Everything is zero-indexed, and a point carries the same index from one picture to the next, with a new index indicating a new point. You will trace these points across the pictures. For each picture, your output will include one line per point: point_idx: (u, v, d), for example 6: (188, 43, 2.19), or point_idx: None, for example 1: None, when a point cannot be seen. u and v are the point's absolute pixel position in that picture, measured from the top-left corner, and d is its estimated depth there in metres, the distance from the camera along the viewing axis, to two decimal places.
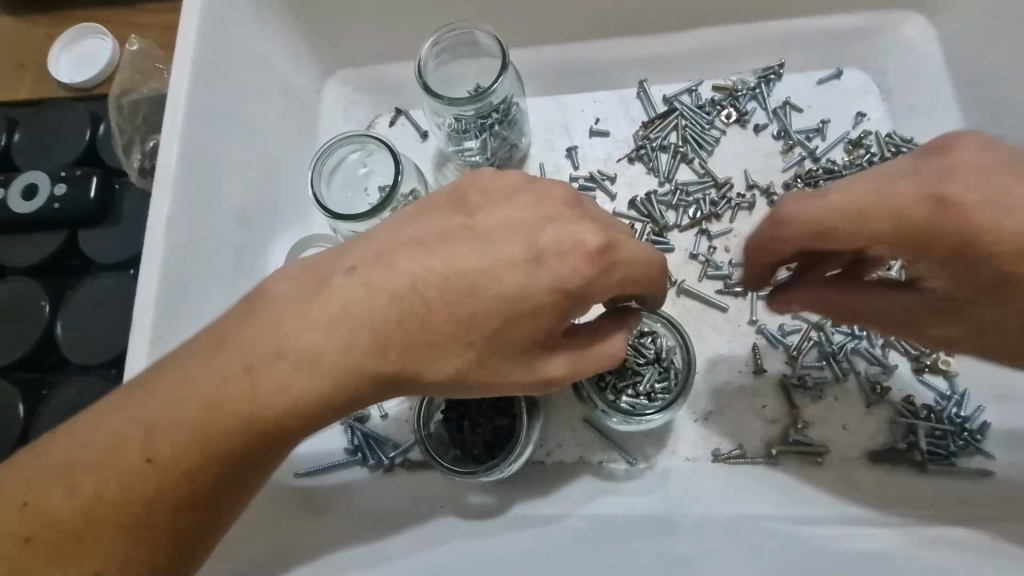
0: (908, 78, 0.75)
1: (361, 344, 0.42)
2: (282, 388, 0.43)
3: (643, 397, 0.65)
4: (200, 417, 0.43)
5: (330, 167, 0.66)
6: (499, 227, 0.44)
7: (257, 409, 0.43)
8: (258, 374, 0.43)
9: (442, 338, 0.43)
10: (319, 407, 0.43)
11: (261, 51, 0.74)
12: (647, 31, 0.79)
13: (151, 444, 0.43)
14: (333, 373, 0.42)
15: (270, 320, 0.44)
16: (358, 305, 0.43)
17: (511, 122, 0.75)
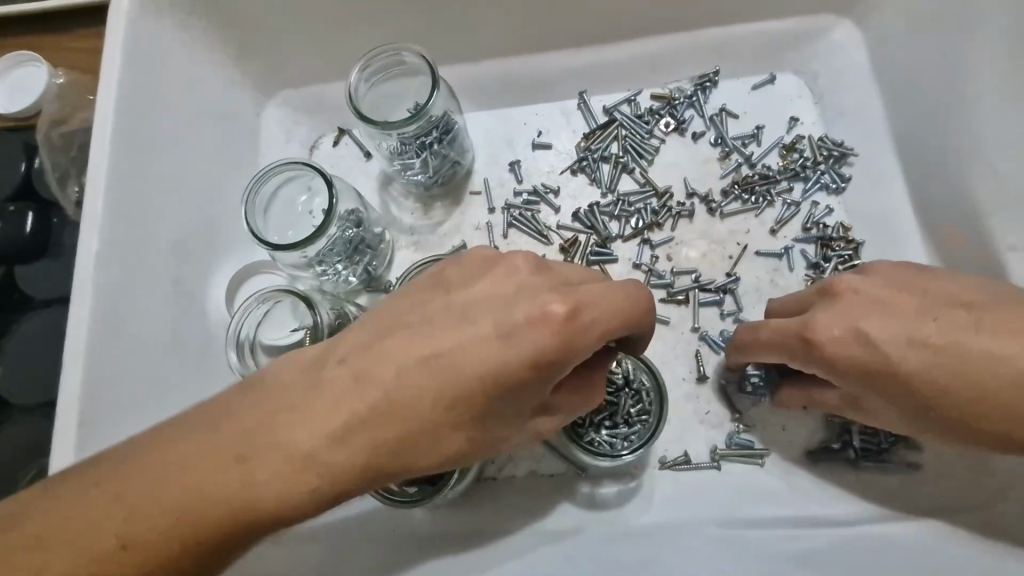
0: (838, 82, 0.76)
1: (368, 431, 0.42)
2: (282, 478, 0.41)
3: (622, 427, 0.63)
4: (188, 513, 0.39)
5: (266, 195, 0.64)
6: (478, 301, 0.44)
7: (254, 503, 0.40)
8: (256, 463, 0.40)
9: (443, 419, 0.43)
10: (319, 496, 0.42)
11: (193, 77, 0.73)
12: (583, 43, 0.79)
13: (128, 531, 0.39)
14: (335, 462, 0.41)
15: (271, 407, 0.42)
16: (359, 390, 0.42)
17: (450, 140, 0.75)
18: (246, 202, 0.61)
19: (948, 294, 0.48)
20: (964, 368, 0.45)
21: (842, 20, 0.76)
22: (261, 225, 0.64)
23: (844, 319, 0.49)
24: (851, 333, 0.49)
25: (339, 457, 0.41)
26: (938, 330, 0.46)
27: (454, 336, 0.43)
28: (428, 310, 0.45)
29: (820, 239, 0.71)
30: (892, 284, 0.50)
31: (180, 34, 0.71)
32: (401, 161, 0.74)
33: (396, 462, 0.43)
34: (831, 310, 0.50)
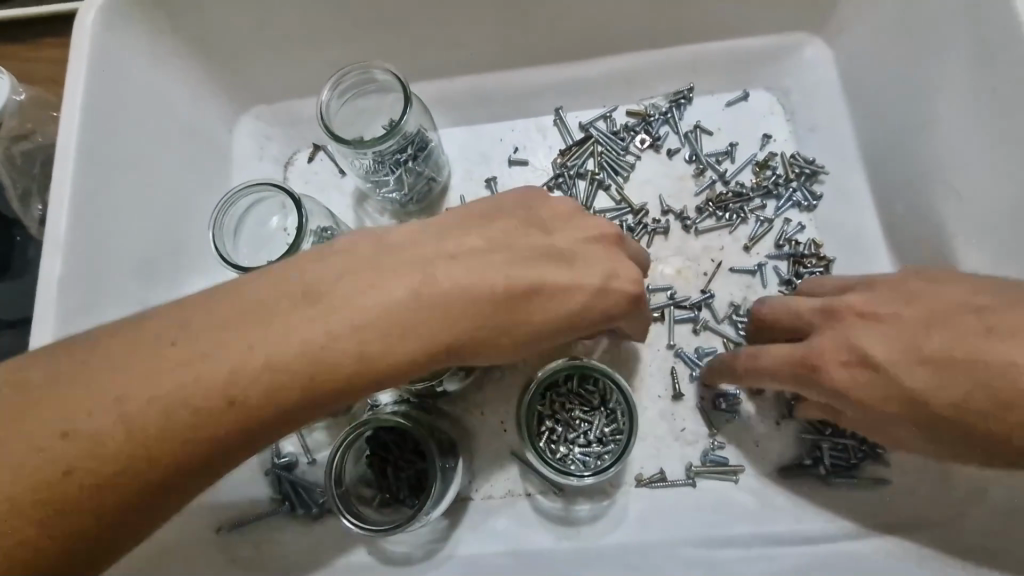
0: (810, 99, 0.77)
1: (352, 343, 0.45)
2: (263, 376, 0.42)
3: (596, 445, 0.62)
4: (173, 397, 0.41)
5: (233, 220, 0.64)
6: (485, 247, 0.52)
7: (272, 366, 0.43)
8: (241, 359, 0.42)
9: (419, 340, 0.47)
10: (291, 404, 0.44)
11: (161, 94, 0.71)
12: (559, 60, 0.79)
13: (179, 380, 0.41)
14: (314, 367, 0.44)
15: (261, 306, 0.44)
16: (350, 301, 0.45)
17: (425, 157, 0.74)
18: (213, 229, 0.61)
19: (950, 303, 0.49)
20: (971, 378, 0.46)
21: (813, 38, 0.77)
22: (231, 250, 0.63)
23: (842, 340, 0.52)
24: (853, 353, 0.51)
25: (318, 366, 0.44)
26: (943, 341, 0.47)
27: (450, 272, 0.49)
28: (425, 248, 0.51)
29: (792, 256, 0.72)
30: (899, 298, 0.52)
31: (146, 49, 0.70)
32: (376, 178, 0.74)
33: (368, 379, 0.46)
34: (834, 334, 0.53)
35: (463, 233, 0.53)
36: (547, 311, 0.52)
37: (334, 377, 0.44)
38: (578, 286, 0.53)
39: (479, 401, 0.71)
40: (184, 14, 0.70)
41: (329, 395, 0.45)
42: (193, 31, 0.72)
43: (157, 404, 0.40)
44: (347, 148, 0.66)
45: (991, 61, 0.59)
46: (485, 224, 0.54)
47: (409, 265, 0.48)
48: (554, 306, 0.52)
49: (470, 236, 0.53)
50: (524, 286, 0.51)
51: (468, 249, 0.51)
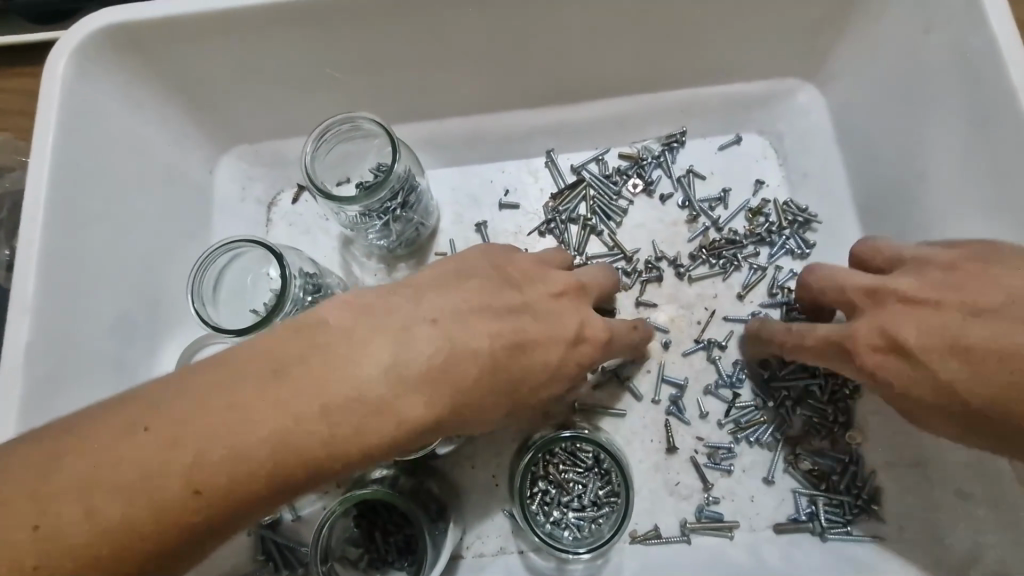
0: (802, 145, 0.77)
1: (220, 464, 0.40)
2: (113, 515, 0.38)
3: (590, 508, 0.61)
4: (12, 550, 0.37)
5: (217, 268, 0.62)
6: (400, 318, 0.48)
7: (197, 476, 0.40)
8: (88, 501, 0.38)
9: (302, 451, 0.42)
10: (155, 539, 0.40)
11: (137, 138, 0.69)
12: (550, 102, 0.78)
13: (96, 488, 0.38)
14: (175, 495, 0.39)
15: (126, 425, 0.40)
16: (220, 415, 0.41)
17: (413, 204, 0.72)
18: (192, 297, 0.59)
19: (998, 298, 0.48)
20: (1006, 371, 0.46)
21: (806, 84, 0.77)
22: (211, 312, 0.61)
23: (876, 326, 0.52)
24: (884, 339, 0.52)
25: (183, 492, 0.39)
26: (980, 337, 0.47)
27: (349, 357, 0.45)
28: (315, 336, 0.46)
29: (786, 305, 0.72)
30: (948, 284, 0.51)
31: (122, 92, 0.67)
32: (363, 226, 0.71)
33: (237, 501, 0.41)
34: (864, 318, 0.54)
35: (415, 291, 0.52)
36: (521, 368, 0.53)
37: (201, 499, 0.40)
38: (555, 340, 0.55)
39: (470, 455, 0.69)
40: (162, 59, 0.68)
41: (212, 519, 0.41)
42: (172, 72, 0.69)
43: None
44: (334, 201, 0.64)
45: (986, 125, 0.59)
46: (444, 286, 0.52)
47: (378, 341, 0.46)
48: (535, 362, 0.54)
49: (379, 309, 0.49)
50: (468, 355, 0.49)
51: (426, 315, 0.49)
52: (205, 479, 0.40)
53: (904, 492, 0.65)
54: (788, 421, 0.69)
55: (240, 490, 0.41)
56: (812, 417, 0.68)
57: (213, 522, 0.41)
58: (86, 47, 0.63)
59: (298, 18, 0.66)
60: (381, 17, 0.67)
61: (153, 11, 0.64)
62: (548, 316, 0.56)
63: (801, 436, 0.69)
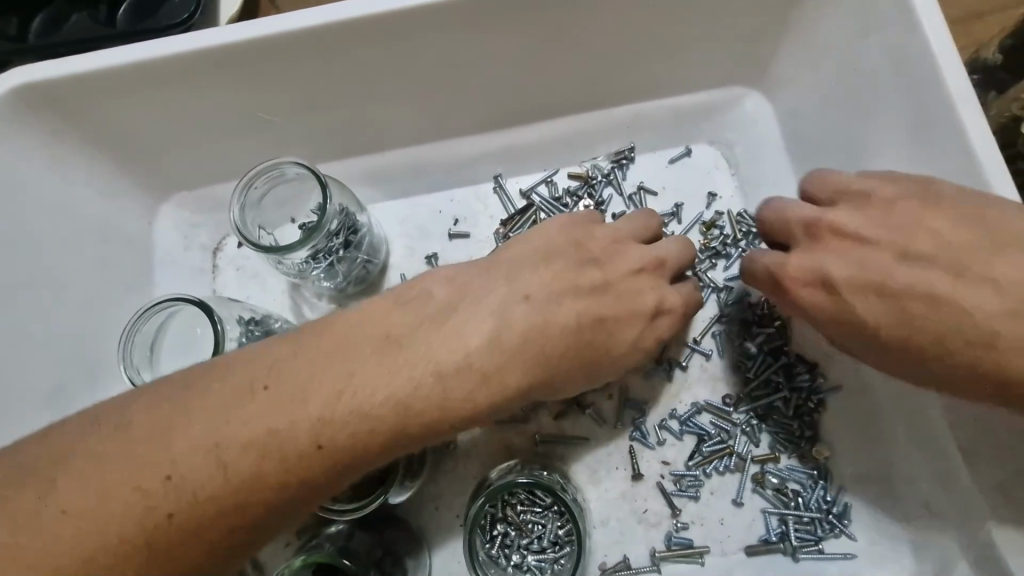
0: (753, 152, 0.75)
1: (343, 420, 0.43)
2: (249, 464, 0.41)
3: (551, 549, 0.59)
4: (181, 480, 0.40)
5: (156, 324, 0.61)
6: (497, 295, 0.52)
7: (326, 432, 0.43)
8: (233, 449, 0.41)
9: (417, 408, 0.46)
10: (277, 491, 0.42)
11: (67, 199, 0.67)
12: (494, 126, 0.76)
13: (231, 443, 0.41)
14: (302, 449, 0.43)
15: (248, 385, 0.43)
16: (344, 379, 0.44)
17: (358, 242, 0.71)
18: (123, 364, 0.58)
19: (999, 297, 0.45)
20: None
21: (753, 91, 0.75)
22: (149, 378, 0.59)
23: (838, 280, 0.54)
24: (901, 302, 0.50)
25: (309, 446, 0.43)
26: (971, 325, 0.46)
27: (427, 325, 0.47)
28: (422, 307, 0.49)
29: (748, 319, 0.70)
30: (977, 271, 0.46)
31: (45, 154, 0.65)
32: (306, 271, 0.70)
33: (358, 455, 0.44)
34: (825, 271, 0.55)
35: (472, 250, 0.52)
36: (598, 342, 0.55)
37: (325, 453, 0.43)
38: (628, 315, 0.57)
39: (433, 496, 0.67)
40: (84, 117, 0.66)
41: (329, 472, 0.44)
42: (96, 126, 0.67)
43: (131, 514, 0.40)
44: (264, 250, 0.62)
45: (928, 133, 0.58)
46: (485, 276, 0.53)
47: (482, 312, 0.50)
48: (617, 338, 0.56)
49: (472, 290, 0.52)
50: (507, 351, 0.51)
51: (518, 293, 0.52)
52: (328, 436, 0.43)
53: (874, 506, 0.64)
54: (755, 439, 0.67)
55: (359, 446, 0.44)
56: (779, 433, 0.67)
57: (321, 479, 0.44)
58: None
59: (218, 65, 0.64)
60: (306, 58, 0.65)
61: (64, 69, 0.62)
62: (627, 295, 0.57)
63: (768, 454, 0.67)
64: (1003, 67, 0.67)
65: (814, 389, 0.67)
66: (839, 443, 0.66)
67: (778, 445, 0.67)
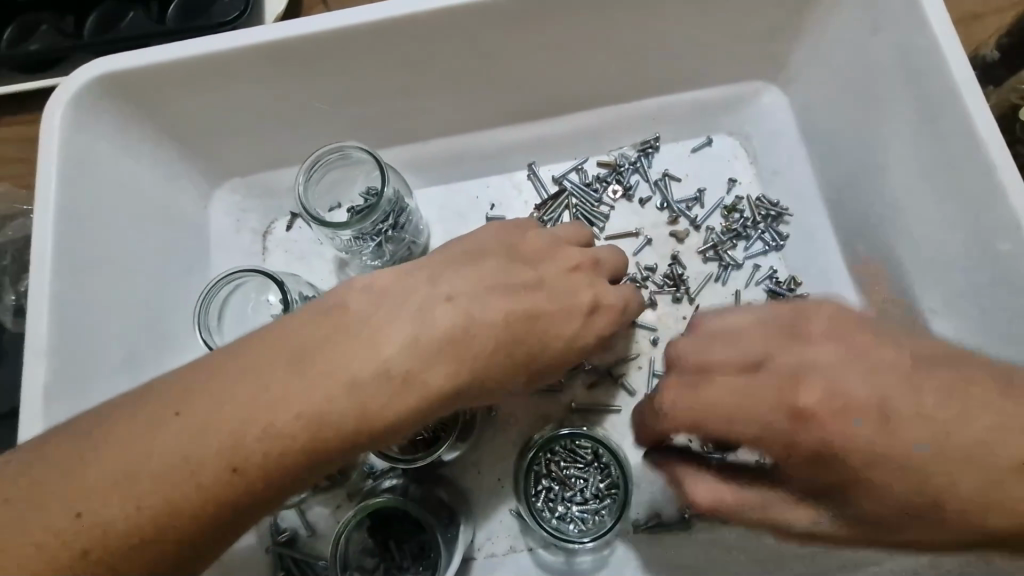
0: (770, 142, 0.81)
1: (255, 440, 0.43)
2: (195, 469, 0.42)
3: (592, 501, 0.65)
4: (121, 491, 0.41)
5: (223, 297, 0.66)
6: (417, 297, 0.51)
7: (237, 454, 0.43)
8: (173, 456, 0.42)
9: (330, 424, 0.45)
10: (195, 516, 0.42)
11: (137, 179, 0.72)
12: (529, 117, 0.81)
13: (139, 472, 0.41)
14: (213, 472, 0.42)
15: (156, 411, 0.43)
16: (283, 382, 0.45)
17: (404, 223, 0.75)
18: (198, 329, 0.63)
19: None
20: None
21: (769, 85, 0.81)
22: (221, 342, 0.64)
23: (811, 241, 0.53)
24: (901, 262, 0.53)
25: (223, 470, 0.43)
26: None
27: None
28: (336, 319, 0.49)
29: (771, 292, 0.75)
30: None
31: (117, 136, 0.70)
32: (357, 248, 0.75)
33: (273, 474, 0.44)
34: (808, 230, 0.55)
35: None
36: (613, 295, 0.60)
37: (272, 450, 0.44)
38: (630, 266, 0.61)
39: (475, 460, 0.72)
40: (154, 104, 0.71)
41: (244, 495, 0.44)
42: (166, 114, 0.72)
43: (46, 548, 0.40)
44: (326, 227, 0.67)
45: (933, 119, 0.64)
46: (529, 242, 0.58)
47: (400, 317, 0.49)
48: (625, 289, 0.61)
49: (487, 270, 0.55)
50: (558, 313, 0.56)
51: (440, 294, 0.52)
52: (242, 458, 0.43)
53: None
54: None
55: (272, 465, 0.44)
56: None
57: (238, 503, 0.44)
58: (81, 98, 0.66)
59: (281, 57, 0.69)
60: (361, 51, 0.71)
61: (144, 60, 0.67)
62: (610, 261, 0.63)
63: None
64: (1000, 63, 0.73)
65: None
66: None
67: None
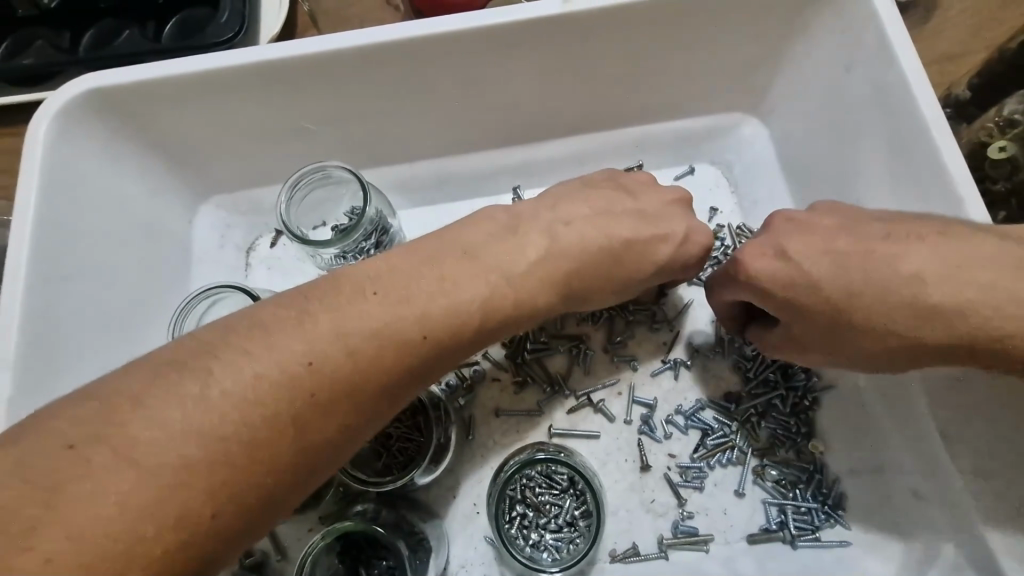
0: (750, 172, 0.82)
1: (375, 346, 0.47)
2: (357, 357, 0.46)
3: (567, 528, 0.64)
4: (293, 383, 0.44)
5: (196, 317, 0.65)
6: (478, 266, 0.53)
7: (364, 360, 0.46)
8: (339, 348, 0.46)
9: (440, 337, 0.50)
10: (315, 424, 0.44)
11: (120, 192, 0.72)
12: (514, 143, 0.83)
13: (259, 378, 0.43)
14: (333, 376, 0.45)
15: (269, 327, 0.45)
16: (431, 291, 0.51)
17: (386, 243, 0.75)
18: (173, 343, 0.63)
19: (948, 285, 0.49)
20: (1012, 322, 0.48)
21: (750, 116, 0.82)
22: None
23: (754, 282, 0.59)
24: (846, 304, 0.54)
25: (349, 374, 0.46)
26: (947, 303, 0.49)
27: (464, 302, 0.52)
28: (424, 254, 0.54)
29: None
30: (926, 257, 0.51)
31: (103, 148, 0.71)
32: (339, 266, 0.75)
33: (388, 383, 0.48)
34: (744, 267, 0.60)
35: (503, 243, 0.57)
36: None
37: (424, 342, 0.49)
38: (611, 290, 0.61)
39: (451, 485, 0.71)
40: (143, 120, 0.72)
41: (366, 401, 0.47)
42: (152, 128, 0.73)
43: None
44: (308, 243, 0.68)
45: (904, 153, 0.65)
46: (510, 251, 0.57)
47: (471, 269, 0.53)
48: None
49: None
50: None
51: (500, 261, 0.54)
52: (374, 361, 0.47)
53: (866, 495, 0.69)
54: (756, 434, 0.72)
55: (390, 376, 0.48)
56: (777, 430, 0.72)
57: (361, 406, 0.46)
58: (68, 109, 0.67)
59: (271, 78, 0.71)
60: (348, 74, 0.72)
61: (134, 75, 0.68)
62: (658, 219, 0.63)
63: (767, 448, 0.72)
64: (970, 102, 0.76)
65: (809, 387, 0.72)
66: (835, 438, 0.71)
67: (779, 441, 0.72)
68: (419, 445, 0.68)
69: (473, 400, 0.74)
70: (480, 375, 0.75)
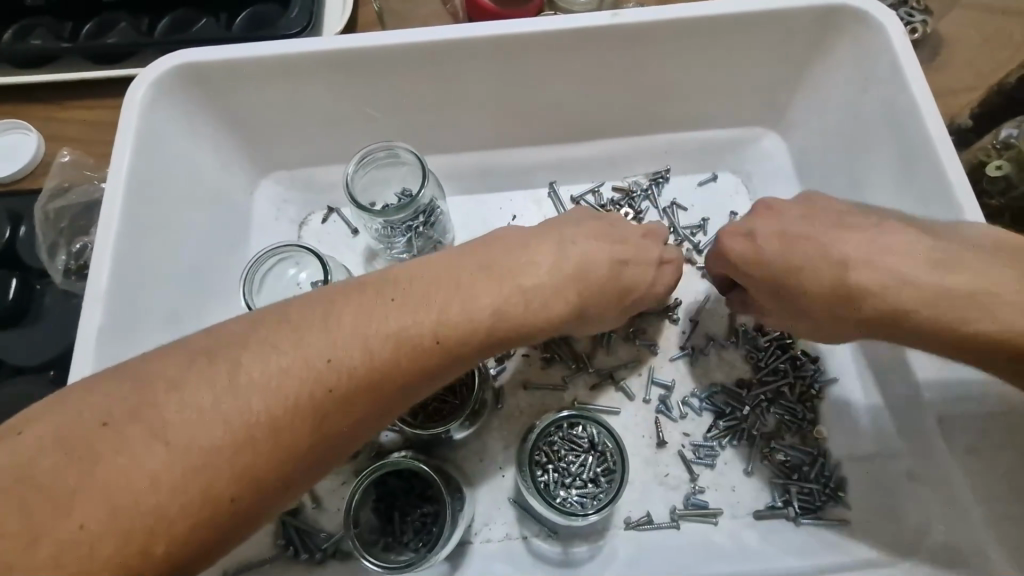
0: (768, 181, 0.89)
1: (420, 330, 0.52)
2: (393, 334, 0.50)
3: (590, 485, 0.70)
4: (317, 377, 0.47)
5: (259, 276, 0.72)
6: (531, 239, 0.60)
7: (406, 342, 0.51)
8: (387, 329, 0.50)
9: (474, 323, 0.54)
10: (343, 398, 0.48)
11: (194, 160, 0.80)
12: (552, 142, 0.90)
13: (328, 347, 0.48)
14: (376, 350, 0.49)
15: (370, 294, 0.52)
16: (456, 287, 0.54)
17: (433, 224, 0.82)
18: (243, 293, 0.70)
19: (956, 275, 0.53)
20: None
21: (770, 132, 0.90)
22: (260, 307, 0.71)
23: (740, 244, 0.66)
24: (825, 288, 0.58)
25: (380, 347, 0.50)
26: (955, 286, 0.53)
27: (520, 272, 0.57)
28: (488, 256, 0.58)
29: None
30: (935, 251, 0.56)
31: (185, 119, 0.79)
32: (387, 241, 0.82)
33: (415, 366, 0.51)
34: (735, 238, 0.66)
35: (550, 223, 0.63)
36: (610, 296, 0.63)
37: (436, 349, 0.52)
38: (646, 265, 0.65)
39: (479, 448, 0.77)
40: (223, 96, 0.79)
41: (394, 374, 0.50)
42: (228, 104, 0.80)
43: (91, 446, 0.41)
44: (367, 214, 0.74)
45: (912, 167, 0.72)
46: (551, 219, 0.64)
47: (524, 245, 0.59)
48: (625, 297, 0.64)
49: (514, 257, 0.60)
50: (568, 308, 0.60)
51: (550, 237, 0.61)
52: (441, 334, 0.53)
53: (868, 482, 0.74)
54: (766, 421, 0.77)
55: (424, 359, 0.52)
56: (784, 416, 0.77)
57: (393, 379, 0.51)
58: (160, 80, 0.75)
59: (344, 66, 0.78)
60: (411, 66, 0.79)
61: (220, 54, 0.76)
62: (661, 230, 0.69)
63: (774, 432, 0.77)
64: (972, 130, 0.84)
65: (815, 378, 0.78)
66: (839, 428, 0.77)
67: (789, 428, 0.77)
68: (454, 407, 0.74)
69: (504, 371, 0.80)
70: (510, 350, 0.81)
